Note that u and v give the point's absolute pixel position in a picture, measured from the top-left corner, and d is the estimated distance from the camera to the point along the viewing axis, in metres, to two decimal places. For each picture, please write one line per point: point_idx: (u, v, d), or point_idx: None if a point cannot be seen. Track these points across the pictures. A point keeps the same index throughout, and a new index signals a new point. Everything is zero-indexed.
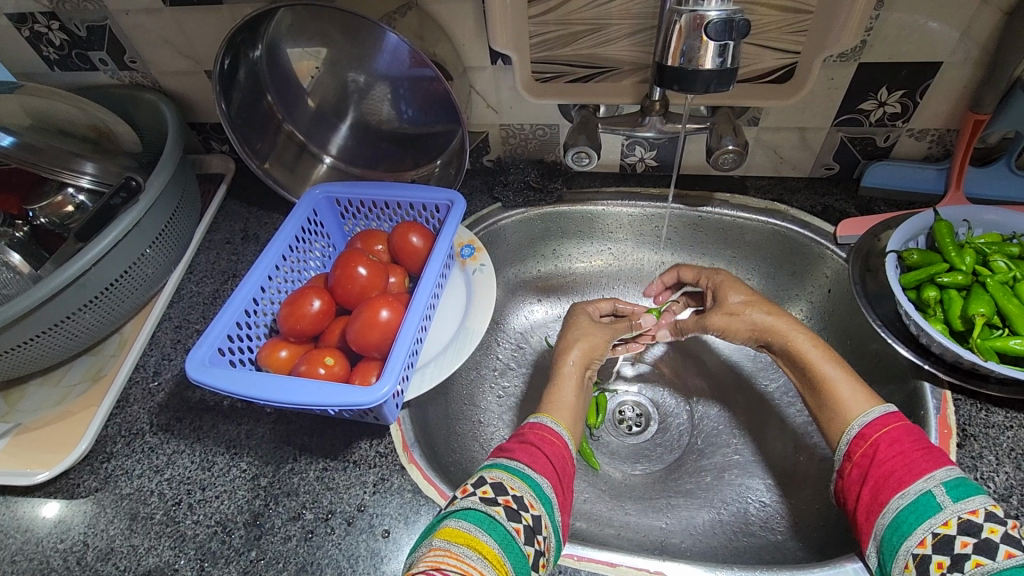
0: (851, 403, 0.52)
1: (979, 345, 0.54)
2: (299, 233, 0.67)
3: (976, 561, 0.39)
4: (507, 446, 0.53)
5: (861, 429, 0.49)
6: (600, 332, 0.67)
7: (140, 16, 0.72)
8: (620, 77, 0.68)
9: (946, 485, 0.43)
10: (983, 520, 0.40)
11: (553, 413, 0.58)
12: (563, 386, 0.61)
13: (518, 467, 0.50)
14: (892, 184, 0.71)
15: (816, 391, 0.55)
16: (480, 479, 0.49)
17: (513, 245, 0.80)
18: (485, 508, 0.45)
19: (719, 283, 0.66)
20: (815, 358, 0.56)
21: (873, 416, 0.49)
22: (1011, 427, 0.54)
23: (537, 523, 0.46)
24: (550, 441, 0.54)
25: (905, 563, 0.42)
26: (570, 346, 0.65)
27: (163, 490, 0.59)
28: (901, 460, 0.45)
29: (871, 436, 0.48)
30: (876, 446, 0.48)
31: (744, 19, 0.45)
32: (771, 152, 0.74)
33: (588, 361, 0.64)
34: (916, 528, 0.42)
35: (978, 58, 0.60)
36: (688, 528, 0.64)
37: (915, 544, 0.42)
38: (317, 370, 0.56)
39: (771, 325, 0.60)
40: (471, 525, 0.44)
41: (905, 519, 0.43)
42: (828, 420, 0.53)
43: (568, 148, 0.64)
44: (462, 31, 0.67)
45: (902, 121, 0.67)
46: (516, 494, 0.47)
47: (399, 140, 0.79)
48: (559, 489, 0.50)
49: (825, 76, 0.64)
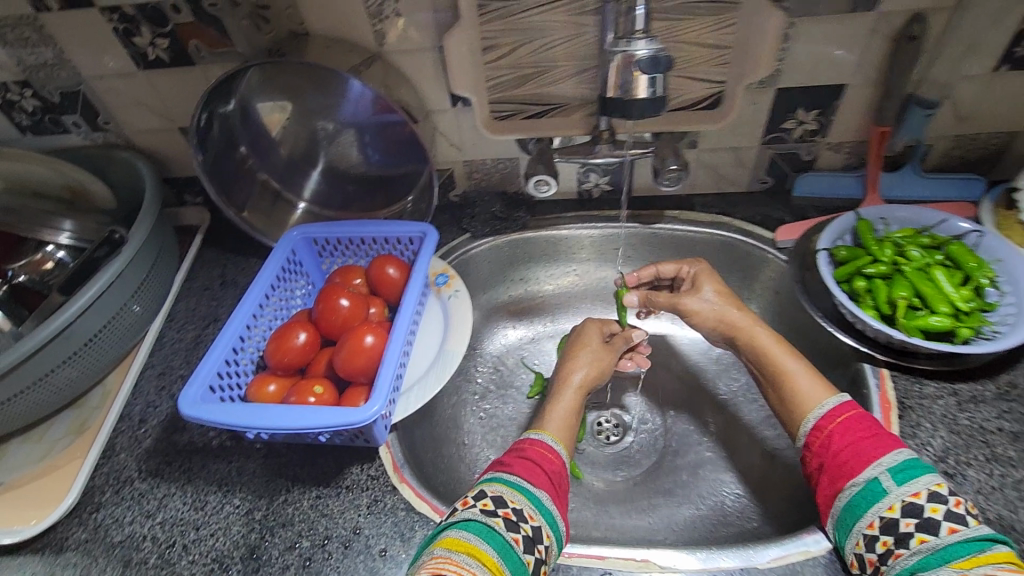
0: (812, 394, 0.57)
1: (905, 325, 0.60)
2: (279, 273, 0.70)
3: (918, 539, 0.45)
4: (507, 461, 0.57)
5: (817, 420, 0.55)
6: (602, 354, 0.71)
7: (114, 80, 0.76)
8: (569, 111, 0.75)
9: (892, 470, 0.48)
10: (926, 501, 0.46)
11: (550, 430, 0.62)
12: (560, 408, 0.65)
13: (516, 481, 0.53)
14: (819, 192, 0.79)
15: (778, 384, 0.60)
16: (480, 492, 0.52)
17: (484, 272, 0.85)
18: (485, 519, 0.49)
19: (697, 273, 0.71)
20: (775, 352, 0.62)
21: (829, 406, 0.55)
22: (942, 396, 0.60)
23: (537, 533, 0.50)
24: (548, 458, 0.57)
25: (857, 541, 0.48)
26: (574, 370, 0.69)
27: (155, 534, 0.59)
28: (852, 450, 0.51)
29: (827, 427, 0.54)
30: (830, 437, 0.53)
31: (667, 56, 0.51)
32: (711, 171, 0.81)
33: (591, 385, 0.69)
34: (867, 511, 0.48)
35: (874, 79, 0.69)
36: (670, 524, 0.70)
37: (866, 525, 0.48)
38: (306, 399, 0.58)
39: (738, 321, 0.66)
40: (472, 535, 0.47)
41: (858, 502, 0.49)
42: (789, 411, 0.59)
43: (528, 177, 0.70)
44: (423, 79, 0.73)
45: (821, 136, 0.75)
46: (515, 507, 0.50)
47: (369, 181, 0.84)
48: (557, 500, 0.54)
49: (749, 102, 0.72)
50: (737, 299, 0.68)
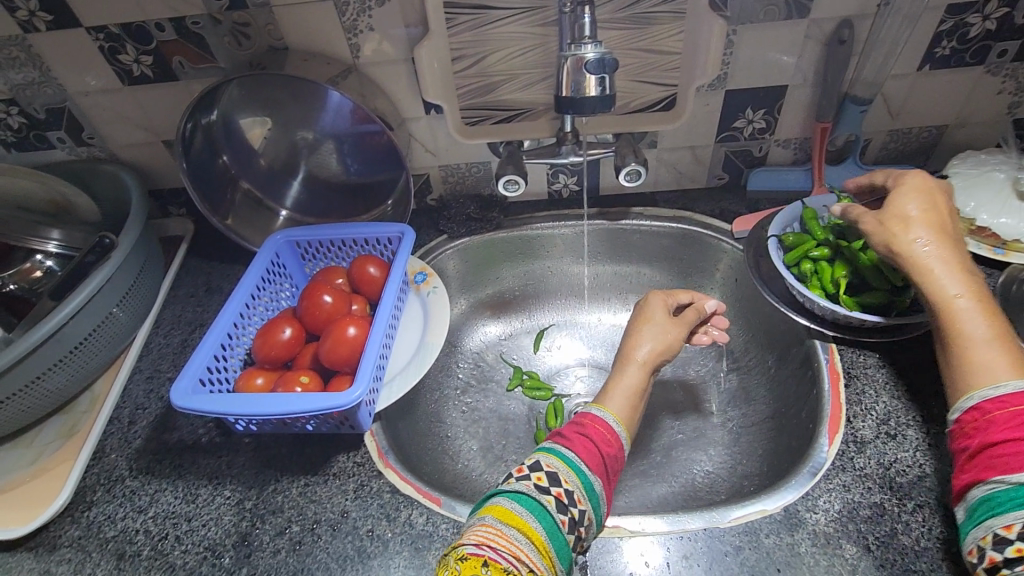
0: (991, 369, 0.46)
1: (846, 299, 0.66)
2: (264, 274, 0.73)
3: None
4: (567, 434, 0.57)
5: (981, 400, 0.46)
6: (672, 327, 0.70)
7: (98, 96, 0.79)
8: (536, 116, 0.80)
9: None
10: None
11: (608, 407, 0.61)
12: (622, 384, 0.64)
13: (574, 459, 0.54)
14: (770, 186, 0.85)
15: (945, 344, 0.50)
16: (536, 463, 0.53)
17: (462, 273, 0.89)
18: (538, 496, 0.50)
19: (902, 189, 0.57)
20: (964, 308, 0.50)
21: (1008, 388, 0.45)
22: (884, 366, 0.65)
23: (580, 516, 0.51)
24: (610, 440, 0.57)
25: (984, 535, 0.42)
26: (642, 342, 0.67)
27: (148, 527, 0.61)
28: (1014, 445, 0.42)
29: (992, 411, 0.45)
30: (991, 422, 0.44)
31: (612, 57, 0.56)
32: (672, 169, 0.86)
33: (658, 359, 0.67)
34: (1008, 512, 0.41)
35: (812, 80, 0.75)
36: (645, 501, 0.73)
37: (1001, 525, 0.41)
38: (293, 389, 0.61)
39: (925, 258, 0.53)
40: (522, 509, 0.49)
41: (1001, 499, 0.42)
42: (951, 380, 0.49)
43: (498, 177, 0.74)
44: (397, 88, 0.78)
45: (769, 134, 0.81)
46: (569, 488, 0.51)
47: (348, 187, 0.88)
48: (607, 485, 0.54)
49: (702, 103, 0.78)
50: (953, 246, 0.53)
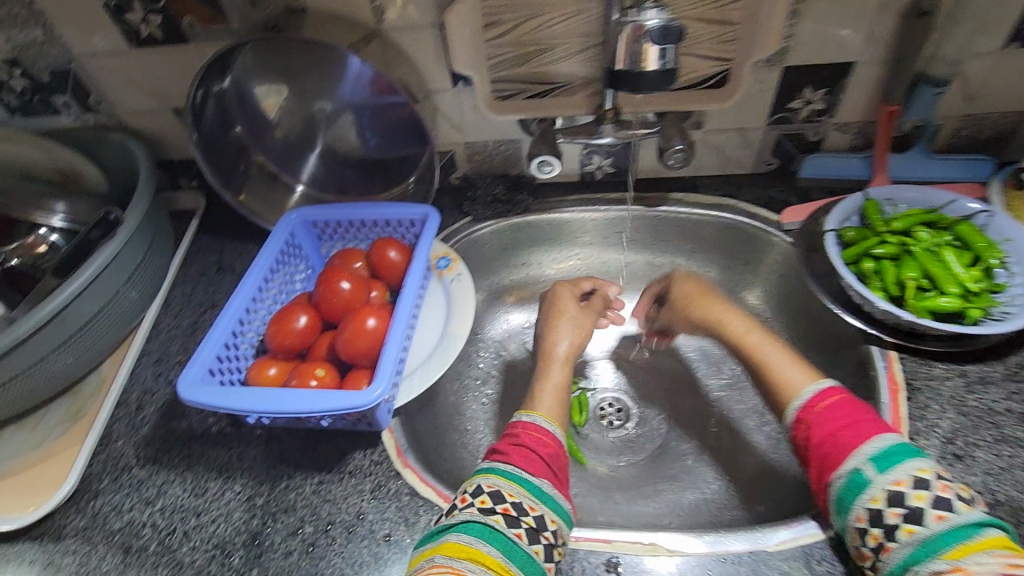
0: (794, 383, 0.56)
1: (913, 306, 0.60)
2: (278, 256, 0.69)
3: (909, 531, 0.43)
4: (501, 449, 0.56)
5: (797, 412, 0.54)
6: (584, 317, 0.73)
7: (105, 59, 0.74)
8: (573, 91, 0.74)
9: (874, 458, 0.46)
10: (908, 489, 0.44)
11: (539, 411, 0.61)
12: (550, 387, 0.64)
13: (515, 472, 0.52)
14: (826, 174, 0.78)
15: (761, 378, 0.60)
16: (476, 488, 0.51)
17: (486, 255, 0.84)
18: (485, 519, 0.48)
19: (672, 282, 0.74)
20: (757, 345, 0.62)
21: (807, 395, 0.54)
22: (951, 378, 0.59)
23: (540, 522, 0.49)
24: (545, 442, 0.56)
25: (852, 535, 0.46)
26: (558, 339, 0.70)
27: (155, 521, 0.58)
28: (835, 441, 0.49)
29: (810, 417, 0.52)
30: (813, 427, 0.52)
31: (679, 26, 0.50)
32: (717, 152, 0.80)
33: (576, 351, 0.70)
34: (853, 504, 0.46)
35: (883, 57, 0.68)
36: (675, 509, 0.69)
37: (855, 519, 0.46)
38: (308, 382, 0.57)
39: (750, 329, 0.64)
40: (471, 537, 0.47)
41: (843, 495, 0.47)
42: (774, 400, 0.57)
43: (531, 157, 0.68)
44: (422, 56, 0.71)
45: (828, 116, 0.74)
46: (514, 501, 0.50)
47: (368, 163, 0.82)
48: (558, 484, 0.53)
49: (757, 80, 0.71)
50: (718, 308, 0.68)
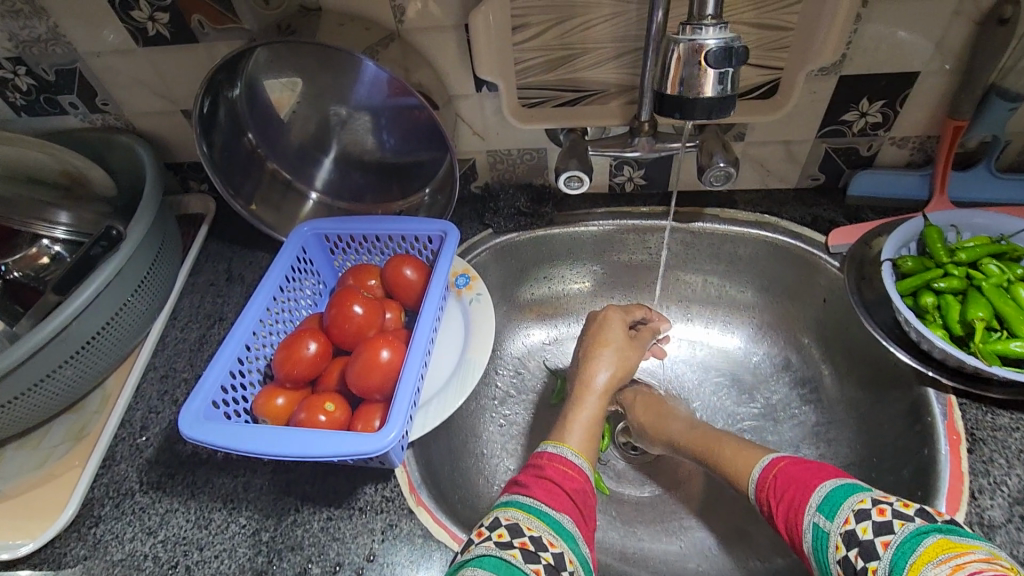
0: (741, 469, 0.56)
1: (982, 349, 0.54)
2: (289, 272, 0.65)
3: (881, 543, 0.40)
4: (524, 481, 0.51)
5: (758, 480, 0.53)
6: (630, 346, 0.68)
7: (111, 58, 0.70)
8: (606, 99, 0.68)
9: (832, 487, 0.46)
10: (855, 525, 0.43)
11: (568, 442, 0.56)
12: (580, 419, 0.60)
13: (534, 505, 0.48)
14: (878, 193, 0.72)
15: (716, 465, 0.59)
16: (495, 522, 0.47)
17: (508, 269, 0.79)
18: (500, 552, 0.43)
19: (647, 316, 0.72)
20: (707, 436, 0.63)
21: (761, 467, 0.54)
22: (1018, 429, 0.54)
23: (559, 560, 0.44)
24: (570, 476, 0.52)
25: (838, 572, 0.43)
26: (598, 369, 0.65)
27: (157, 553, 0.56)
28: (794, 487, 0.49)
29: (768, 477, 0.52)
30: (774, 482, 0.51)
31: (743, 47, 0.45)
32: (758, 166, 0.74)
33: (616, 382, 0.65)
34: (829, 537, 0.44)
35: (952, 67, 0.61)
36: (704, 550, 0.64)
37: (834, 551, 0.43)
38: (317, 418, 0.53)
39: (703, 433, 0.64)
40: (487, 572, 0.41)
41: (818, 533, 0.45)
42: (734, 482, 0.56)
43: (559, 172, 0.63)
44: (444, 60, 0.66)
45: (884, 130, 0.68)
46: (533, 535, 0.45)
47: (384, 170, 0.78)
48: (581, 522, 0.48)
49: (808, 90, 0.65)
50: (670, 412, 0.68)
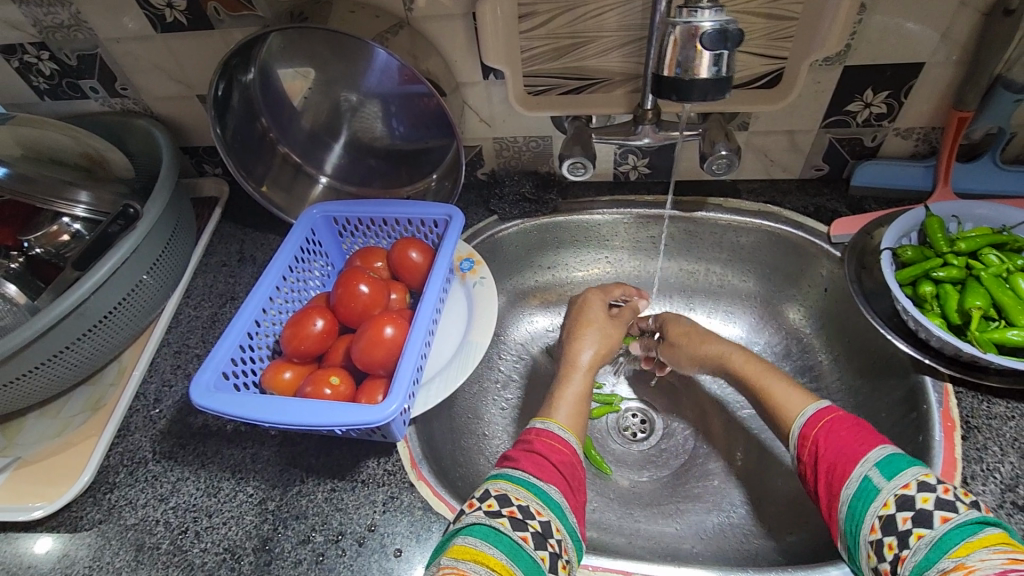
0: (790, 408, 0.55)
1: (978, 338, 0.54)
2: (298, 253, 0.67)
3: (918, 534, 0.41)
4: (513, 455, 0.52)
5: (801, 429, 0.52)
6: (612, 325, 0.70)
7: (130, 44, 0.72)
8: (610, 87, 0.69)
9: (879, 464, 0.45)
10: (896, 510, 0.43)
11: (558, 419, 0.57)
12: (567, 395, 0.61)
13: (522, 477, 0.49)
14: (879, 183, 0.72)
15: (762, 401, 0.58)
16: (485, 493, 0.48)
17: (512, 256, 0.81)
18: (490, 521, 0.45)
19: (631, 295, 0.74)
20: (757, 372, 0.61)
21: (807, 416, 0.53)
22: (1013, 418, 0.54)
23: (546, 528, 0.46)
24: (558, 450, 0.53)
25: (867, 551, 0.44)
26: (583, 347, 0.66)
27: (168, 519, 0.58)
28: (837, 453, 0.48)
29: (811, 435, 0.51)
30: (815, 444, 0.50)
31: (737, 29, 0.45)
32: (761, 155, 0.74)
33: (601, 360, 0.66)
34: (866, 515, 0.44)
35: (958, 58, 0.61)
36: (699, 531, 0.65)
37: (869, 531, 0.44)
38: (322, 391, 0.55)
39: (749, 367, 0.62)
40: (478, 540, 0.43)
41: (855, 508, 0.45)
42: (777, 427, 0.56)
43: (562, 158, 0.64)
44: (452, 48, 0.68)
45: (889, 121, 0.68)
46: (521, 505, 0.46)
47: (393, 156, 0.80)
48: (569, 493, 0.49)
49: (813, 80, 0.65)
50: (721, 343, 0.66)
